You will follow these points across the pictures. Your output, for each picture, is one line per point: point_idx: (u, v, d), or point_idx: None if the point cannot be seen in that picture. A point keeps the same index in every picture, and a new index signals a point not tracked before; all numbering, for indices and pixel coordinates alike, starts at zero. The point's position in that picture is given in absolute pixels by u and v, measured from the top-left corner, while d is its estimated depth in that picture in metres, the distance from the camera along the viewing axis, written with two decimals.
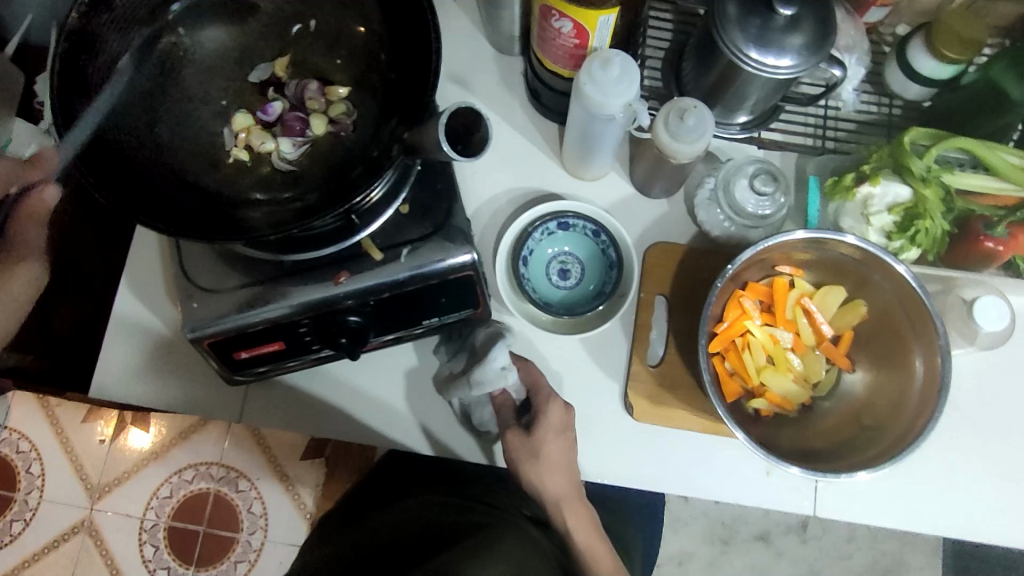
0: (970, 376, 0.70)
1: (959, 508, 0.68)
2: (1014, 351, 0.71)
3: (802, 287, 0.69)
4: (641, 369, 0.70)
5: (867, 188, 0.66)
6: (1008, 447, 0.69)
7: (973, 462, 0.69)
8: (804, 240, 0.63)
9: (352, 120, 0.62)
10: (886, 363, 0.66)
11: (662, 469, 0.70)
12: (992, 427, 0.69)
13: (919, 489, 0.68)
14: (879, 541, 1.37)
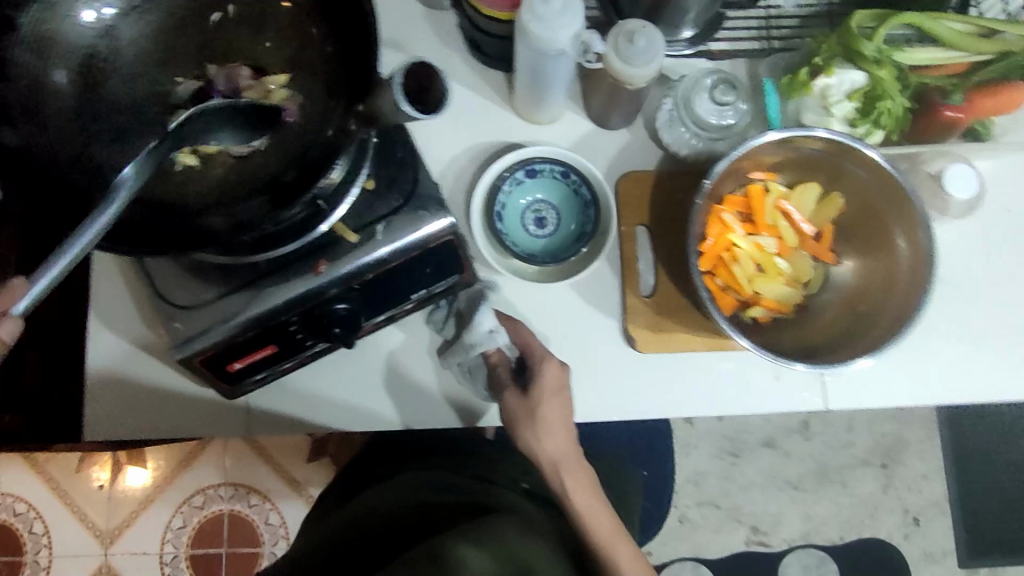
0: (949, 246, 0.72)
1: (958, 374, 0.71)
2: (986, 213, 0.73)
3: (779, 189, 0.68)
4: (637, 301, 0.70)
5: (823, 81, 0.67)
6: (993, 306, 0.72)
7: (964, 326, 0.71)
8: (773, 142, 0.64)
9: (298, 104, 0.59)
10: (872, 252, 0.67)
11: (675, 394, 0.71)
12: (976, 290, 0.72)
13: (920, 363, 0.70)
14: (878, 425, 1.45)
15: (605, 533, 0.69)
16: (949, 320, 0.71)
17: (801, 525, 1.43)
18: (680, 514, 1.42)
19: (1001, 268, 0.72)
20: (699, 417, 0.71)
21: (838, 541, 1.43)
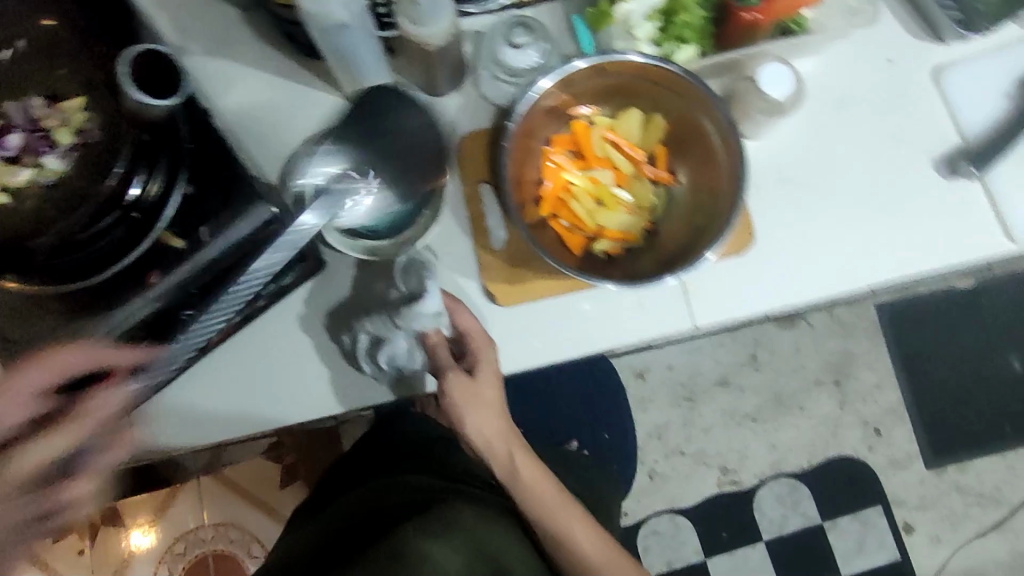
0: (785, 145, 0.73)
1: (818, 273, 0.73)
2: (821, 106, 0.74)
3: (600, 122, 0.70)
4: (489, 256, 0.71)
5: (623, 6, 0.68)
6: (843, 197, 0.73)
7: (814, 220, 0.73)
8: (573, 76, 0.65)
9: (94, 125, 0.64)
10: (695, 164, 0.68)
11: (548, 340, 0.72)
12: (820, 184, 0.73)
13: (782, 267, 0.72)
14: (822, 343, 1.53)
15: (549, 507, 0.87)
16: (801, 219, 0.73)
17: (769, 454, 1.51)
18: (649, 469, 1.51)
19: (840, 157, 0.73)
20: (577, 360, 0.73)
21: (807, 465, 1.51)
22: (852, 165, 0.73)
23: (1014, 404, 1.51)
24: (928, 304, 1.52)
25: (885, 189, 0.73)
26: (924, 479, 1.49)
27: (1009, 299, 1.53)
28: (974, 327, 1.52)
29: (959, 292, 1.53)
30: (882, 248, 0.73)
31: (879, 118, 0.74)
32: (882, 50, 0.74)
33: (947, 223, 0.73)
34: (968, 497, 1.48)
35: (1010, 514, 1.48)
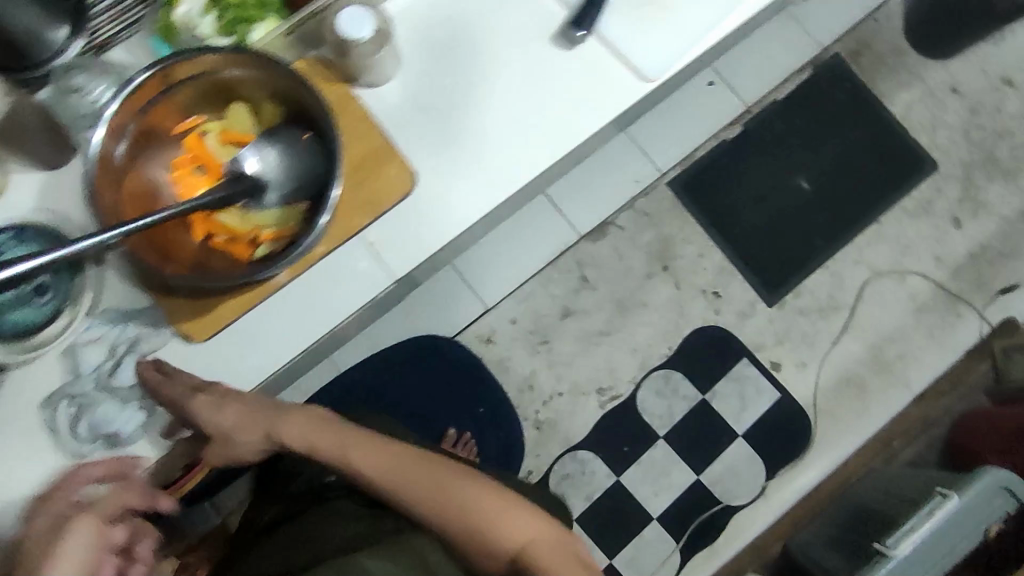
0: (394, 93, 0.87)
1: (480, 167, 0.86)
2: (409, 50, 0.88)
3: (211, 128, 0.85)
4: (172, 295, 0.86)
5: (180, 10, 0.82)
6: (460, 111, 0.86)
7: (440, 150, 0.87)
8: (157, 92, 0.81)
9: None
10: (300, 181, 0.83)
11: (266, 334, 0.89)
12: (439, 111, 0.87)
13: (432, 201, 0.86)
14: (639, 237, 1.59)
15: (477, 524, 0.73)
16: (448, 150, 0.86)
17: (633, 358, 1.55)
18: (534, 421, 1.52)
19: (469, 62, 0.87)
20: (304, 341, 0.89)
21: (669, 352, 1.56)
22: (476, 69, 0.87)
23: (818, 218, 1.61)
24: (709, 165, 1.62)
25: (511, 77, 0.87)
26: (772, 317, 1.57)
27: (773, 131, 1.65)
28: (755, 167, 1.63)
29: (730, 143, 1.63)
30: (528, 128, 0.87)
31: (486, 19, 0.88)
32: None
33: (570, 86, 0.87)
34: (812, 315, 1.57)
35: (853, 313, 1.58)
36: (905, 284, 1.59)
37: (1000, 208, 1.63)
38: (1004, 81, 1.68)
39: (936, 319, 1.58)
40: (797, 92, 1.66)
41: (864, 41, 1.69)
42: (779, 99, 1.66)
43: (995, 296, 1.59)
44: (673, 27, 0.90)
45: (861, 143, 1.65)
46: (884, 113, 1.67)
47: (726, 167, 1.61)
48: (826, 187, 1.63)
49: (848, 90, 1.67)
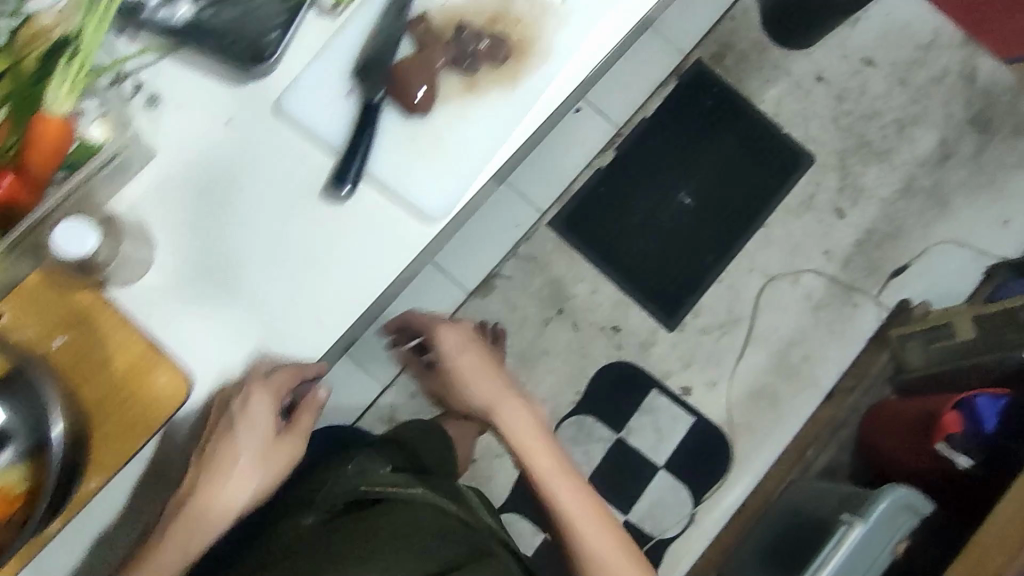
0: (163, 233, 0.68)
1: (237, 323, 0.68)
2: (178, 163, 0.69)
3: None
4: None
5: None
6: (234, 244, 0.68)
7: (212, 297, 0.68)
8: None
9: None
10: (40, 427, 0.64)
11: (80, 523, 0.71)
12: (211, 250, 0.68)
13: (204, 373, 0.68)
14: (529, 284, 1.54)
15: (587, 548, 0.85)
16: (214, 292, 0.68)
17: (543, 410, 1.51)
18: None
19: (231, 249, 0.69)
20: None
21: (577, 397, 1.52)
22: (240, 254, 0.68)
23: (705, 232, 1.58)
24: (589, 196, 1.57)
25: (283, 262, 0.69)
26: (674, 342, 1.55)
27: (648, 150, 1.60)
28: (636, 190, 1.59)
29: (606, 170, 1.59)
30: (316, 324, 0.69)
31: (244, 189, 0.69)
32: (214, 113, 0.69)
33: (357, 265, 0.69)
34: (714, 333, 1.56)
35: (753, 322, 1.57)
36: (799, 284, 1.59)
37: (879, 190, 1.63)
38: (865, 61, 1.68)
39: (833, 314, 1.58)
40: (666, 106, 1.63)
41: (724, 42, 1.65)
42: (648, 116, 1.62)
43: (888, 279, 1.59)
44: (464, 147, 0.71)
45: (737, 149, 1.62)
46: (755, 113, 1.64)
47: (604, 197, 1.58)
48: (709, 200, 1.60)
49: (716, 96, 1.64)
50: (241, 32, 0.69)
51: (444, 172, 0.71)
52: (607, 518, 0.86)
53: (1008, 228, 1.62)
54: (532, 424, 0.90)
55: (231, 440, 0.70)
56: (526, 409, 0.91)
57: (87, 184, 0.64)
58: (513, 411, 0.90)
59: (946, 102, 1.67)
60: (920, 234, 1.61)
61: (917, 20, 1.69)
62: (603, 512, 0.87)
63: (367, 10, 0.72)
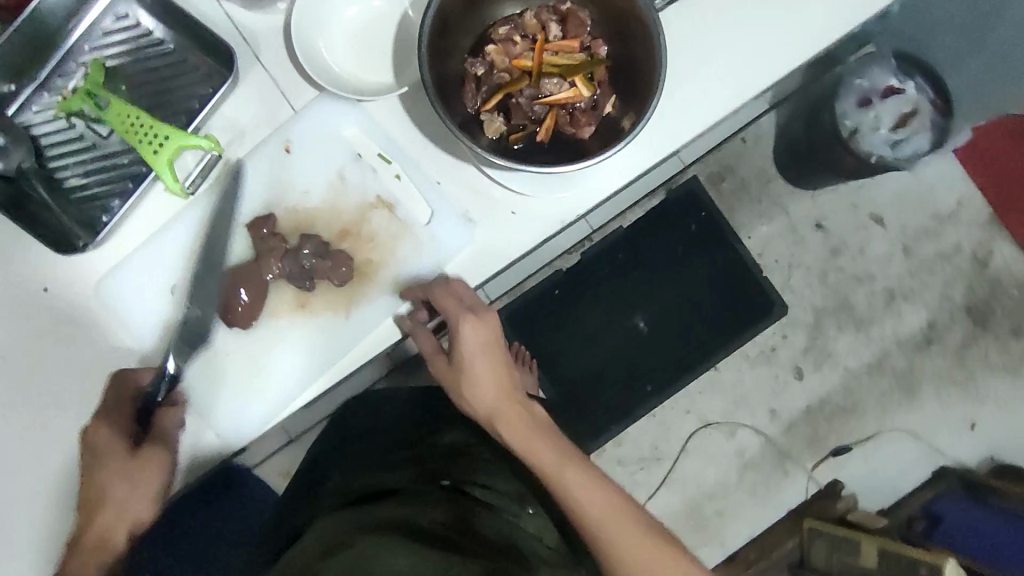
0: None
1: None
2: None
3: None
4: None
5: None
6: (0, 405, 0.63)
7: None
8: None
9: None
10: None
11: None
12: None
13: None
14: None
15: (592, 516, 0.59)
16: None
17: None
18: None
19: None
20: None
21: None
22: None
23: (654, 363, 1.41)
24: (539, 297, 1.39)
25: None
26: None
27: (616, 261, 1.41)
28: (593, 301, 1.40)
29: (567, 274, 1.40)
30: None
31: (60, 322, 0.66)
32: (29, 281, 0.66)
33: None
34: (627, 467, 1.42)
35: (673, 468, 1.43)
36: (733, 439, 1.43)
37: (847, 359, 1.46)
38: (873, 217, 1.48)
39: (760, 477, 1.42)
40: (647, 217, 1.42)
41: (727, 163, 1.46)
42: (625, 225, 1.42)
43: (826, 456, 1.43)
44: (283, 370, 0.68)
45: (715, 278, 1.43)
46: (741, 247, 1.44)
47: (550, 301, 1.39)
48: (668, 328, 1.41)
49: (703, 220, 1.43)
50: (72, 206, 0.67)
51: (258, 390, 0.68)
52: (613, 507, 0.59)
53: (972, 432, 1.45)
54: (492, 341, 0.65)
55: (89, 462, 0.61)
56: (505, 364, 0.66)
57: None
58: (477, 382, 0.65)
59: (946, 282, 1.49)
60: (876, 417, 1.45)
61: (942, 185, 1.48)
62: (606, 495, 0.59)
63: (210, 201, 0.68)
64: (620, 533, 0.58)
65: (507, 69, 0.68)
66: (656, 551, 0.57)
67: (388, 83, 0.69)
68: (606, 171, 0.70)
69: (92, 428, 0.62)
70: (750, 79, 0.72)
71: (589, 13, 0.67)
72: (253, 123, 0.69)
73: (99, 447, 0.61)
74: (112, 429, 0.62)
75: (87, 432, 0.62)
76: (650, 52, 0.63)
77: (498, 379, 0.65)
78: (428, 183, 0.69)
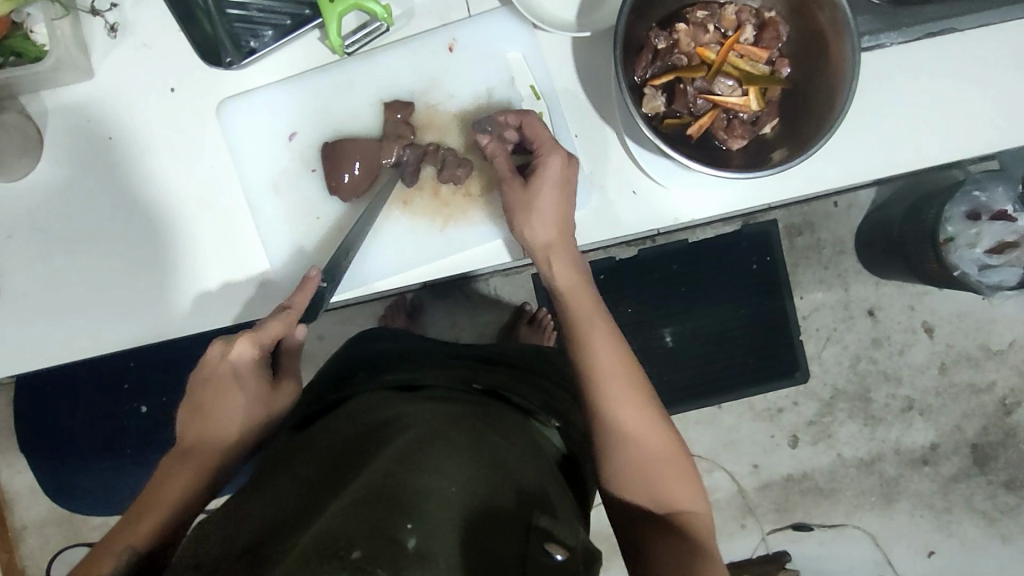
0: (87, 140, 0.67)
1: (82, 267, 0.68)
2: (132, 99, 0.67)
3: None
4: None
5: None
6: (133, 178, 0.67)
7: (75, 209, 0.67)
8: None
9: None
10: None
11: None
12: (101, 181, 0.67)
13: (40, 267, 0.68)
14: None
15: (613, 385, 0.62)
16: (72, 204, 0.67)
17: None
18: None
19: (91, 199, 0.67)
20: None
21: None
22: (102, 210, 0.68)
23: (663, 380, 1.37)
24: None
25: (122, 238, 0.68)
26: None
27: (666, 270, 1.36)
28: (631, 298, 1.35)
29: (615, 265, 1.34)
30: (122, 311, 0.68)
31: (205, 134, 0.68)
32: (161, 78, 0.67)
33: (179, 278, 0.68)
34: None
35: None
36: (708, 476, 1.42)
37: (843, 447, 1.43)
38: (924, 325, 1.42)
39: (718, 520, 1.43)
40: (714, 240, 1.35)
41: (811, 220, 1.39)
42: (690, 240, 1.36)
43: (785, 526, 1.43)
44: (411, 248, 0.69)
45: (749, 322, 1.36)
46: (790, 304, 1.37)
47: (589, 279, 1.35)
48: (688, 350, 1.36)
49: (766, 263, 1.36)
50: (230, 19, 0.66)
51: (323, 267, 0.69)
52: (625, 374, 0.63)
53: (927, 558, 1.44)
54: (569, 185, 0.64)
55: (230, 376, 0.63)
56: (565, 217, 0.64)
57: (28, 77, 0.62)
58: (540, 213, 0.64)
59: (965, 413, 1.44)
60: (845, 509, 1.43)
61: (1003, 323, 1.43)
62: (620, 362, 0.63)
63: (355, 69, 0.68)
64: (628, 405, 0.62)
65: (688, 54, 0.66)
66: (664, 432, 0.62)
67: (568, 22, 0.67)
68: (732, 191, 0.69)
69: (233, 347, 0.62)
70: (903, 156, 0.71)
71: (788, 30, 0.66)
72: (427, 8, 0.68)
73: (233, 365, 0.63)
74: (252, 358, 0.63)
75: (228, 347, 0.63)
76: (834, 93, 0.61)
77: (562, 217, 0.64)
78: (566, 130, 0.68)
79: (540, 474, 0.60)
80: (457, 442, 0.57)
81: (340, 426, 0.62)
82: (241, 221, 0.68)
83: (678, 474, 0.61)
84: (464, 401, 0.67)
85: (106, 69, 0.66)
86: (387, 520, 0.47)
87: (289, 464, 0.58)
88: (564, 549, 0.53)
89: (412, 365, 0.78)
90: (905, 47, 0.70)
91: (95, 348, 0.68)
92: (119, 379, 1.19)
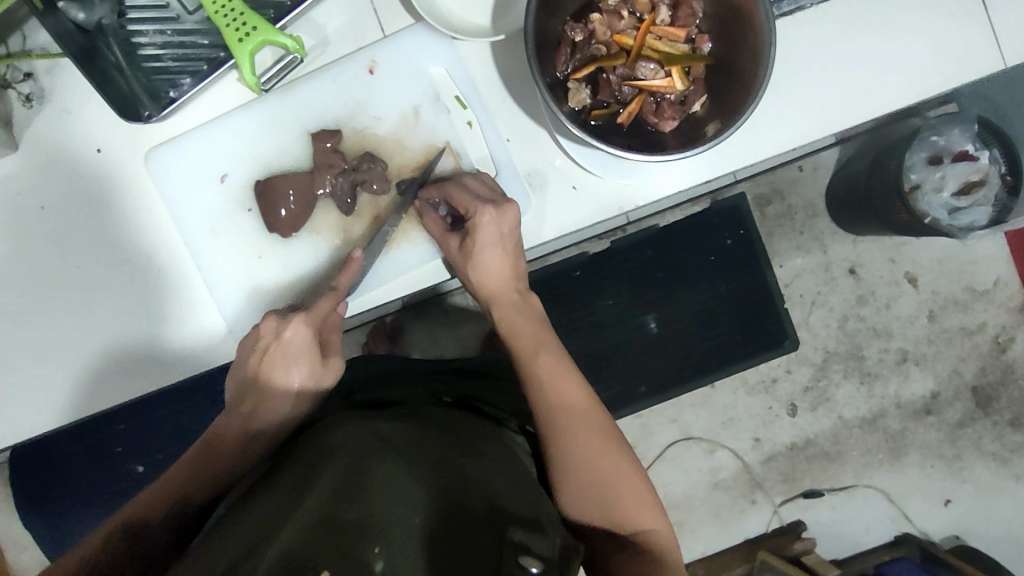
0: (20, 211, 0.66)
1: (33, 336, 0.67)
2: (59, 163, 0.66)
3: None
4: None
5: None
6: (71, 239, 0.67)
7: (17, 279, 0.67)
8: None
9: None
10: None
11: None
12: (38, 247, 0.67)
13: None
14: None
15: (573, 399, 0.63)
16: (14, 274, 0.67)
17: None
18: None
19: (32, 266, 0.67)
20: None
21: None
22: (46, 275, 0.67)
23: (654, 367, 1.36)
24: (555, 275, 1.33)
25: (67, 302, 0.67)
26: None
27: (641, 258, 1.35)
28: (611, 291, 1.34)
29: (590, 259, 1.33)
30: (79, 375, 0.67)
31: (138, 185, 0.67)
32: (87, 138, 0.66)
33: (132, 334, 0.67)
34: None
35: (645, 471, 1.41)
36: (713, 456, 1.41)
37: (843, 408, 1.43)
38: (907, 276, 1.42)
39: (728, 500, 1.41)
40: (685, 221, 1.35)
41: (779, 188, 1.38)
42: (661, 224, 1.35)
43: (797, 495, 1.42)
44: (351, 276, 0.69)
45: (731, 297, 1.35)
46: (770, 275, 1.36)
47: (566, 277, 1.34)
48: (674, 333, 1.35)
49: (739, 237, 1.36)
50: (147, 72, 0.66)
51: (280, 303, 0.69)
52: (586, 416, 0.63)
53: (944, 508, 1.43)
54: (508, 233, 0.65)
55: (286, 355, 0.64)
56: (513, 251, 0.67)
57: None
58: (480, 268, 0.67)
59: (960, 357, 1.43)
60: (855, 470, 1.42)
61: (985, 262, 1.42)
62: (580, 402, 0.64)
63: (280, 103, 0.68)
64: (586, 430, 0.62)
65: (606, 43, 0.66)
66: (617, 456, 0.62)
67: (484, 28, 0.67)
68: (670, 173, 0.69)
69: (287, 330, 0.63)
70: (840, 113, 0.71)
71: (703, 4, 0.65)
72: (342, 33, 0.68)
73: (288, 342, 0.64)
74: (304, 341, 0.64)
75: (284, 326, 0.63)
76: (755, 61, 0.60)
77: (507, 260, 0.67)
78: (497, 136, 0.68)
79: (512, 481, 0.59)
80: (423, 463, 0.56)
81: (304, 448, 0.60)
82: (185, 269, 0.68)
83: (638, 498, 0.62)
84: (427, 416, 0.66)
85: (28, 137, 0.66)
86: (352, 544, 0.46)
87: (255, 488, 0.57)
88: (540, 561, 0.50)
89: (380, 387, 0.77)
90: (825, 5, 0.69)
91: (56, 417, 0.67)
92: (107, 445, 1.18)
